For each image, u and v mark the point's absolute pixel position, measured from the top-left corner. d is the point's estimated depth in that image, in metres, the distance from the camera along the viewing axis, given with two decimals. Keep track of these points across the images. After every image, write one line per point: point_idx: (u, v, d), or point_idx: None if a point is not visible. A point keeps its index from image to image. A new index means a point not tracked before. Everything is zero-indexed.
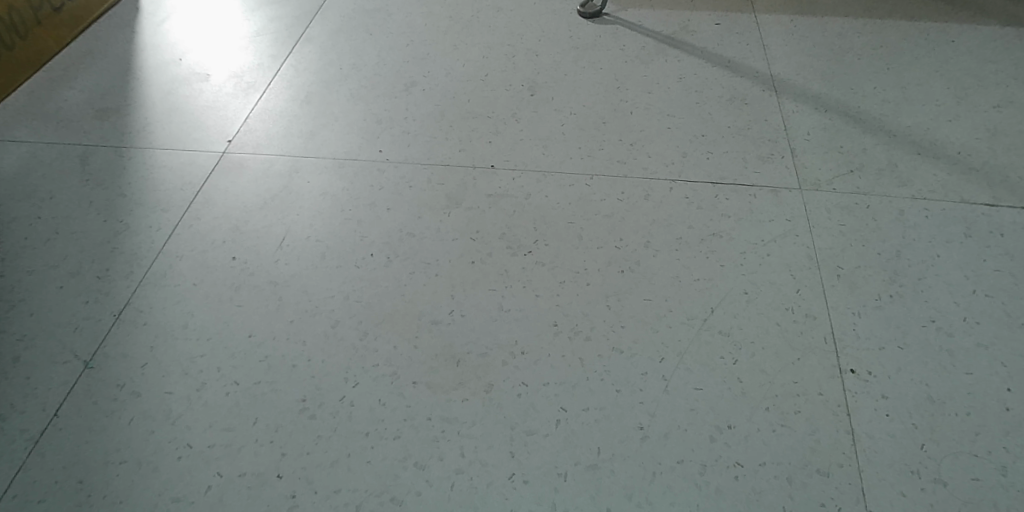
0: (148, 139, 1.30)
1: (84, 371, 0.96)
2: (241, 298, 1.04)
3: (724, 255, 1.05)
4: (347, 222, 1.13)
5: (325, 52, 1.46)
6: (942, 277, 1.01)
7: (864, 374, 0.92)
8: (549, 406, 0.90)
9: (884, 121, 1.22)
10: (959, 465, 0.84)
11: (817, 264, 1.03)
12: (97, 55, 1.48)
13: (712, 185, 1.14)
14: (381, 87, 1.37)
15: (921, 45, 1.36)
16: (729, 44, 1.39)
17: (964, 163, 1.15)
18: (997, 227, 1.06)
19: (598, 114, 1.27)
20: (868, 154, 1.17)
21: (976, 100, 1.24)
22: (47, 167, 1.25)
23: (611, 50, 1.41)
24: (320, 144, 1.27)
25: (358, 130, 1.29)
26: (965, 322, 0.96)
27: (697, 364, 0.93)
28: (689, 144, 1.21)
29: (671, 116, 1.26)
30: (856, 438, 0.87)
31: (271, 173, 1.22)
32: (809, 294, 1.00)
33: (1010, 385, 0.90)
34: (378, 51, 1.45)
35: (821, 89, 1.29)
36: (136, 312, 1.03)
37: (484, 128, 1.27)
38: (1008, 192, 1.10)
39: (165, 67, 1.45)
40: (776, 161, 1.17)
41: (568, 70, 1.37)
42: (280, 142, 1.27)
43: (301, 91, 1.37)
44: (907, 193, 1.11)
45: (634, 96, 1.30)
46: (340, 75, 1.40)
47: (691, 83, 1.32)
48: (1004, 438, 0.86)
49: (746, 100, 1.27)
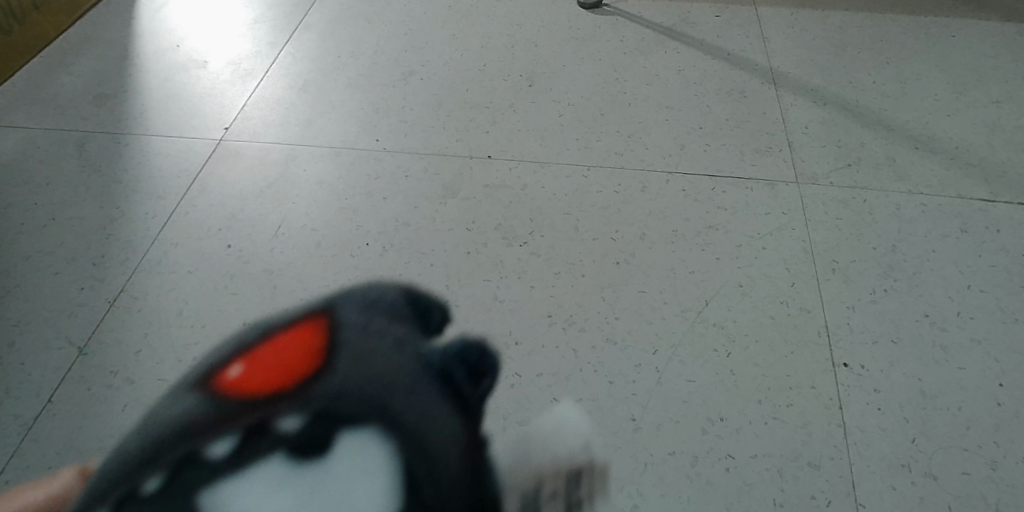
0: (145, 126, 1.29)
1: (78, 358, 0.97)
2: (236, 287, 1.04)
3: (720, 248, 1.05)
4: (343, 211, 1.13)
5: (324, 40, 1.46)
6: (937, 272, 1.01)
7: (857, 368, 0.92)
8: (542, 397, 0.90)
9: (882, 115, 1.22)
10: (950, 459, 0.84)
11: (812, 258, 1.03)
12: (94, 40, 1.48)
13: (709, 177, 1.14)
14: (379, 76, 1.36)
15: (922, 39, 1.36)
16: (729, 36, 1.39)
17: (961, 158, 1.14)
18: (994, 223, 1.06)
19: (596, 105, 1.27)
20: (866, 148, 1.17)
21: (975, 95, 1.24)
22: (43, 152, 1.25)
23: (610, 41, 1.40)
24: (317, 132, 1.26)
25: (355, 120, 1.28)
26: (959, 317, 0.96)
27: (690, 356, 0.93)
28: (686, 136, 1.21)
29: (670, 108, 1.26)
30: (847, 431, 0.87)
31: (267, 161, 1.22)
32: (804, 288, 0.99)
33: (1002, 380, 0.91)
34: (377, 40, 1.44)
35: (821, 82, 1.28)
36: (130, 299, 1.03)
37: (482, 118, 1.27)
38: (1006, 188, 1.10)
39: (162, 53, 1.45)
40: (774, 154, 1.16)
41: (567, 61, 1.36)
42: (277, 130, 1.27)
43: (299, 79, 1.37)
44: (904, 187, 1.11)
45: (632, 88, 1.30)
46: (338, 63, 1.40)
47: (690, 75, 1.31)
48: (995, 433, 0.86)
49: (744, 93, 1.27)
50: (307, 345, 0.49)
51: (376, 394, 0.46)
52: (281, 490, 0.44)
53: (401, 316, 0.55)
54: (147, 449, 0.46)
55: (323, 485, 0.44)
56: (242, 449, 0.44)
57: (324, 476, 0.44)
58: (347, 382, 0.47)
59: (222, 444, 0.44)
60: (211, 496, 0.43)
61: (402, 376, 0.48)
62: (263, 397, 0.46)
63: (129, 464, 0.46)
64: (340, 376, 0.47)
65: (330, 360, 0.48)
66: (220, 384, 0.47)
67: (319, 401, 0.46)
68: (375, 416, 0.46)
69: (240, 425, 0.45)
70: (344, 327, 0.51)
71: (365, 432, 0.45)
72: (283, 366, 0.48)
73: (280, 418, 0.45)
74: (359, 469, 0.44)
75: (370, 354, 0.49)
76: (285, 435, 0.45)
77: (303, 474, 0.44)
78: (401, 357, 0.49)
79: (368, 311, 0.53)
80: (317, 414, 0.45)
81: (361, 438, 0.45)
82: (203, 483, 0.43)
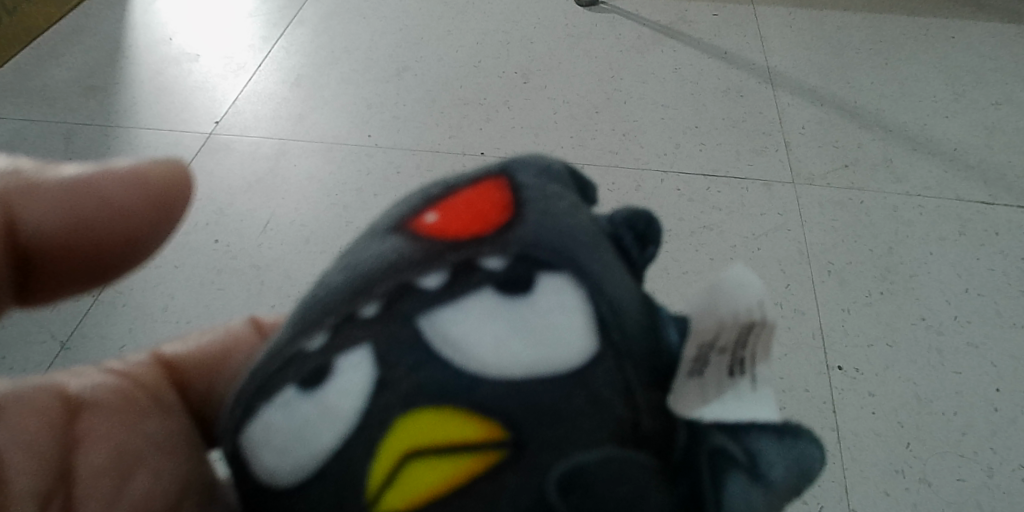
0: (134, 118, 1.28)
1: (61, 352, 0.96)
2: (223, 282, 1.03)
3: (714, 248, 1.03)
4: (333, 207, 1.12)
5: (317, 34, 1.44)
6: (934, 275, 0.99)
7: (852, 371, 0.91)
8: None
9: (881, 116, 1.20)
10: (945, 465, 0.84)
11: (807, 259, 1.01)
12: (84, 32, 1.46)
13: (705, 177, 1.12)
14: (372, 71, 1.34)
15: (922, 40, 1.34)
16: (726, 35, 1.37)
17: (960, 160, 1.13)
18: (993, 226, 1.05)
19: (592, 103, 1.25)
20: (864, 148, 1.15)
21: (974, 97, 1.23)
22: (29, 144, 1.23)
23: (607, 38, 1.38)
24: (308, 127, 1.25)
25: (347, 114, 1.27)
26: (956, 320, 0.95)
27: None
28: (682, 135, 1.19)
29: (666, 107, 1.24)
30: (841, 435, 0.86)
31: (257, 156, 1.20)
32: (799, 290, 0.98)
33: (999, 385, 0.90)
34: (371, 35, 1.42)
35: (819, 82, 1.26)
36: (114, 293, 1.02)
37: (475, 115, 1.25)
38: (1005, 190, 1.09)
39: (154, 46, 1.43)
40: (771, 154, 1.15)
41: (563, 58, 1.34)
42: (268, 124, 1.25)
43: (292, 73, 1.35)
44: (902, 189, 1.09)
45: (629, 86, 1.28)
46: (331, 58, 1.38)
47: (687, 74, 1.29)
48: (991, 439, 0.86)
49: (742, 93, 1.25)
50: (494, 196, 0.39)
51: (574, 244, 0.38)
52: (491, 328, 0.35)
53: (580, 188, 0.45)
54: (344, 288, 0.39)
55: (530, 330, 0.35)
56: (453, 285, 0.36)
57: (536, 323, 0.35)
58: (550, 226, 0.38)
59: (433, 274, 0.36)
60: (426, 331, 0.36)
61: (586, 233, 0.39)
62: (462, 233, 0.37)
63: (323, 303, 0.39)
64: (536, 221, 0.38)
65: (520, 206, 0.39)
66: (417, 228, 0.39)
67: (518, 241, 0.37)
68: (569, 263, 0.37)
69: (447, 258, 0.36)
70: (523, 176, 0.41)
71: (569, 276, 0.36)
72: (470, 214, 0.39)
73: (485, 254, 0.36)
74: (569, 313, 0.36)
75: (560, 209, 0.39)
76: (488, 275, 0.36)
77: (516, 317, 0.35)
78: (582, 218, 0.40)
79: (545, 174, 0.42)
80: (523, 253, 0.36)
81: (561, 282, 0.36)
82: (417, 316, 0.36)
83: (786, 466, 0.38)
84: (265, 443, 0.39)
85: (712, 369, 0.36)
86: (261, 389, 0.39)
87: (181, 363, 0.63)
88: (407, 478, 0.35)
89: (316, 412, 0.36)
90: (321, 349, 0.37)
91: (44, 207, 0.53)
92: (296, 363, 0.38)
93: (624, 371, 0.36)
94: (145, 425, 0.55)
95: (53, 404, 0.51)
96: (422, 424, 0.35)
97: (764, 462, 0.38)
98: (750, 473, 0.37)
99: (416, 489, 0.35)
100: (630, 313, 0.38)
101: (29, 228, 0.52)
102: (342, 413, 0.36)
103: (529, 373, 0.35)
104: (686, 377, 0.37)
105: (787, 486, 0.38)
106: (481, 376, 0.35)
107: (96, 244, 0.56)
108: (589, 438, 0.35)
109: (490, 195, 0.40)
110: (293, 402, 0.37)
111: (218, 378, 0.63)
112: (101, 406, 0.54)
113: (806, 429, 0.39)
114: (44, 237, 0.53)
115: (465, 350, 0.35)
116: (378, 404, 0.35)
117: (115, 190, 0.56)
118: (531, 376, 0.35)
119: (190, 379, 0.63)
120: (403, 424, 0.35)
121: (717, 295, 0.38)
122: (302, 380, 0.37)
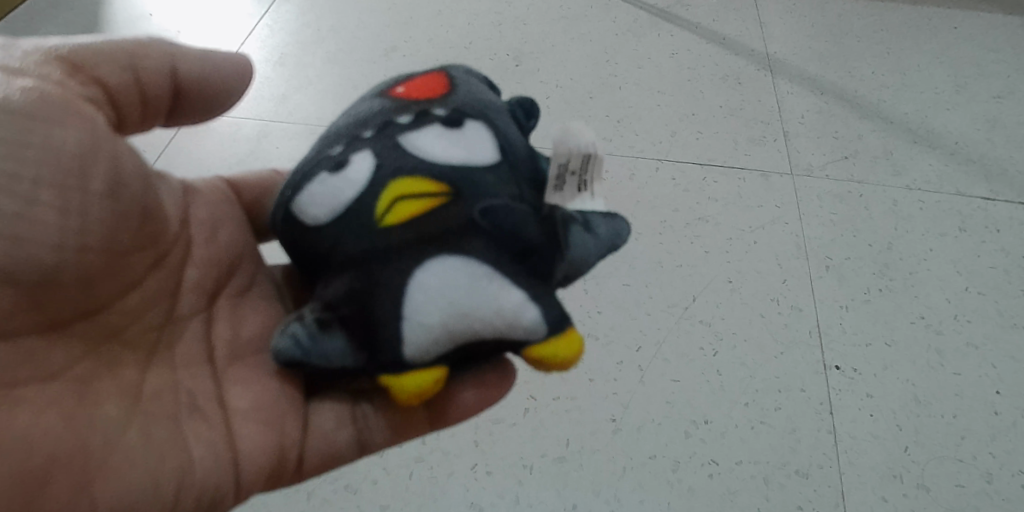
0: None
1: None
2: None
3: (710, 241, 1.00)
4: None
5: (303, 12, 1.38)
6: (933, 271, 0.97)
7: (850, 371, 0.88)
8: (518, 395, 0.88)
9: (881, 107, 1.17)
10: (944, 471, 0.82)
11: (805, 254, 0.98)
12: (59, 6, 1.39)
13: (700, 166, 1.08)
14: (359, 51, 1.29)
15: (926, 30, 1.30)
16: (725, 20, 1.32)
17: (961, 153, 1.10)
18: (993, 222, 1.02)
19: (585, 88, 1.20)
20: (864, 140, 1.12)
21: (976, 89, 1.20)
22: None
23: (602, 21, 1.33)
24: (292, 108, 1.21)
25: (332, 97, 1.22)
26: (956, 320, 0.92)
27: (675, 355, 0.90)
28: (677, 122, 1.15)
29: (662, 94, 1.19)
30: (837, 439, 0.84)
31: (238, 138, 1.17)
32: (796, 285, 0.95)
33: (1000, 388, 0.87)
34: (360, 13, 1.37)
35: (818, 71, 1.22)
36: None
37: None
38: (1007, 186, 1.06)
39: (134, 22, 1.37)
40: (769, 144, 1.11)
41: (557, 41, 1.29)
42: (249, 104, 1.21)
43: (276, 52, 1.31)
44: (902, 182, 1.06)
45: (624, 71, 1.23)
46: (317, 37, 1.33)
47: (684, 59, 1.25)
48: (990, 443, 0.84)
49: (740, 79, 1.21)
50: (437, 81, 0.55)
51: (493, 111, 0.54)
52: (443, 144, 0.50)
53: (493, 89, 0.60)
54: (349, 123, 0.53)
55: (467, 145, 0.50)
56: (418, 121, 0.51)
57: (470, 143, 0.50)
58: (475, 99, 0.54)
59: (404, 116, 0.52)
60: (404, 143, 0.50)
61: (500, 105, 0.56)
62: (422, 96, 0.53)
63: (335, 134, 0.53)
64: (466, 94, 0.54)
65: (455, 86, 0.55)
66: (391, 93, 0.54)
67: (458, 104, 0.53)
68: (490, 122, 0.53)
69: (412, 108, 0.52)
70: (456, 70, 0.57)
71: (485, 125, 0.52)
72: (423, 87, 0.54)
73: (435, 108, 0.52)
74: (485, 139, 0.51)
75: (483, 92, 0.56)
76: (440, 117, 0.51)
77: (455, 135, 0.50)
78: (500, 100, 0.56)
79: (471, 73, 0.58)
80: (460, 110, 0.52)
81: (482, 128, 0.52)
82: (397, 136, 0.50)
83: (607, 226, 0.53)
84: (308, 206, 0.51)
85: (569, 185, 0.52)
86: (301, 180, 0.52)
87: (237, 181, 0.73)
88: (405, 208, 0.48)
89: (343, 183, 0.49)
90: (339, 154, 0.51)
91: (195, 65, 0.65)
92: (323, 161, 0.52)
93: (516, 172, 0.52)
94: (225, 200, 0.70)
95: (175, 181, 0.67)
96: (413, 180, 0.48)
97: (592, 222, 0.53)
98: (584, 225, 0.52)
99: (414, 214, 0.48)
100: (521, 146, 0.54)
101: (183, 72, 0.64)
102: (359, 181, 0.49)
103: (461, 161, 0.49)
104: (553, 191, 0.51)
105: (608, 243, 0.53)
106: (433, 161, 0.49)
107: (219, 94, 0.68)
108: (497, 189, 0.49)
109: (435, 80, 0.55)
110: (326, 180, 0.50)
111: (266, 194, 0.73)
112: (197, 185, 0.69)
113: (619, 214, 0.55)
114: (190, 81, 0.65)
115: (427, 154, 0.49)
116: (379, 175, 0.49)
117: (227, 64, 0.68)
118: (472, 197, 0.48)
119: (243, 187, 0.73)
120: (402, 183, 0.48)
121: (569, 130, 0.50)
122: (331, 169, 0.50)
